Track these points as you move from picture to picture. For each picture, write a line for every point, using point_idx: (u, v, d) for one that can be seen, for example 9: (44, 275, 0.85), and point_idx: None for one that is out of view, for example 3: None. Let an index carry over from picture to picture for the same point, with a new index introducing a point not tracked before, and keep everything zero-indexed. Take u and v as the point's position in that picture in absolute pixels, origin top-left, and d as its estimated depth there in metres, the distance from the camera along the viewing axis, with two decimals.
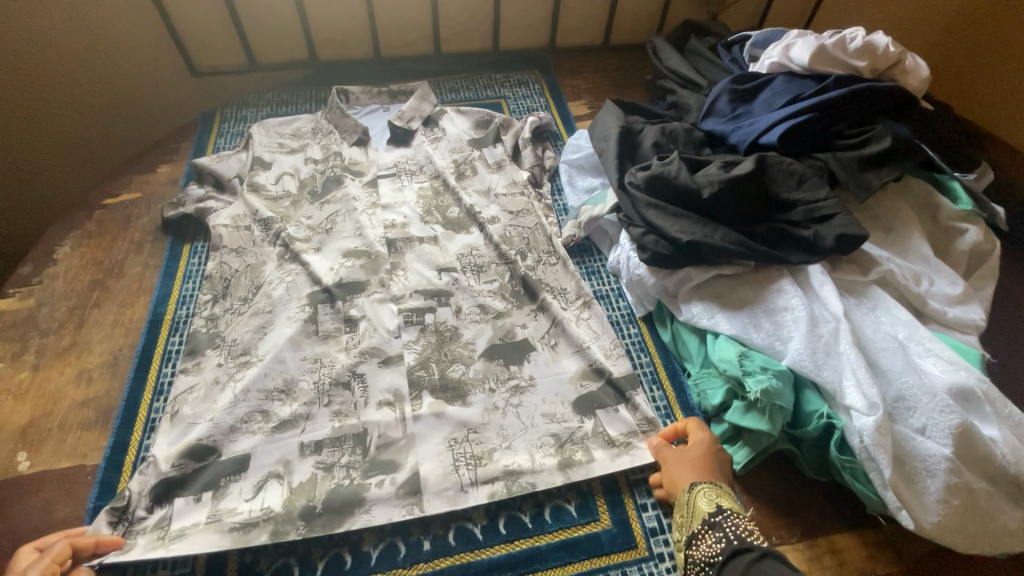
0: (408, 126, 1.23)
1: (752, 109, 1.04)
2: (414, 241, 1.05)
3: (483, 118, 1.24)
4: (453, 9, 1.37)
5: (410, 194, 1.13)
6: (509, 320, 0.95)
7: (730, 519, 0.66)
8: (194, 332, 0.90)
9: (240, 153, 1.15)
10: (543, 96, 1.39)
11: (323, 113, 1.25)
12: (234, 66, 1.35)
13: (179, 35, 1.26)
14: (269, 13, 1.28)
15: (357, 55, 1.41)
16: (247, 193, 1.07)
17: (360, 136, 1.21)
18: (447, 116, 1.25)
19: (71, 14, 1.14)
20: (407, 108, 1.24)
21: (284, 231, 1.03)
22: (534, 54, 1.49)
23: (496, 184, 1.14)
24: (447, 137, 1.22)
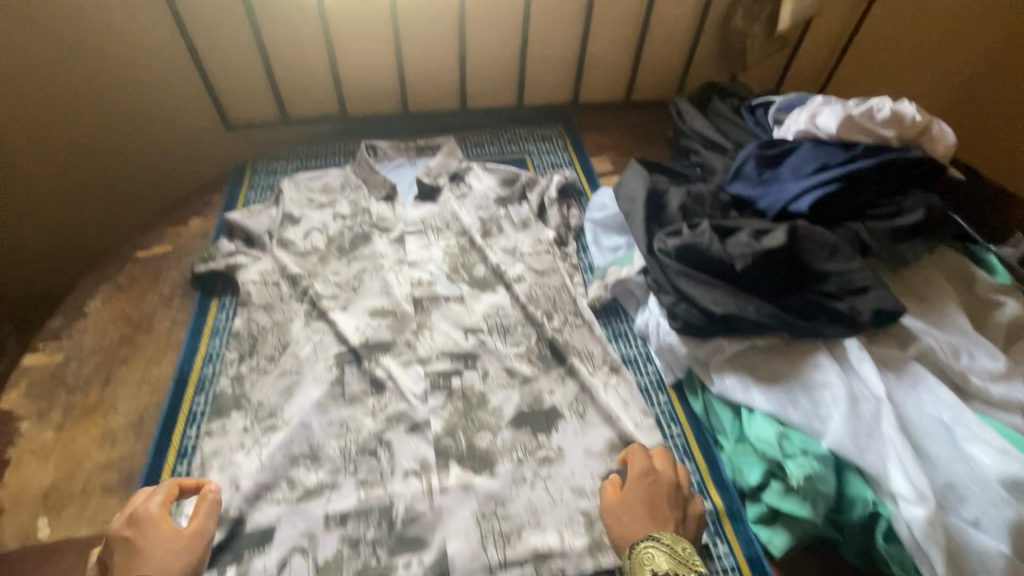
0: (435, 182, 1.25)
1: (779, 175, 1.04)
2: (440, 300, 1.05)
3: (509, 176, 1.26)
4: (480, 67, 1.41)
5: (436, 251, 1.14)
6: (536, 385, 0.94)
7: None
8: (220, 392, 0.90)
9: (270, 209, 1.17)
10: (567, 151, 1.41)
11: (352, 168, 1.28)
12: (267, 119, 1.38)
13: (216, 91, 1.29)
14: (303, 70, 1.32)
15: (386, 109, 1.45)
16: (275, 248, 1.09)
17: (388, 191, 1.23)
18: (473, 172, 1.27)
19: (102, 75, 1.20)
20: (435, 165, 1.26)
21: (310, 288, 1.04)
22: (557, 110, 1.52)
23: (521, 243, 1.15)
24: (473, 194, 1.24)
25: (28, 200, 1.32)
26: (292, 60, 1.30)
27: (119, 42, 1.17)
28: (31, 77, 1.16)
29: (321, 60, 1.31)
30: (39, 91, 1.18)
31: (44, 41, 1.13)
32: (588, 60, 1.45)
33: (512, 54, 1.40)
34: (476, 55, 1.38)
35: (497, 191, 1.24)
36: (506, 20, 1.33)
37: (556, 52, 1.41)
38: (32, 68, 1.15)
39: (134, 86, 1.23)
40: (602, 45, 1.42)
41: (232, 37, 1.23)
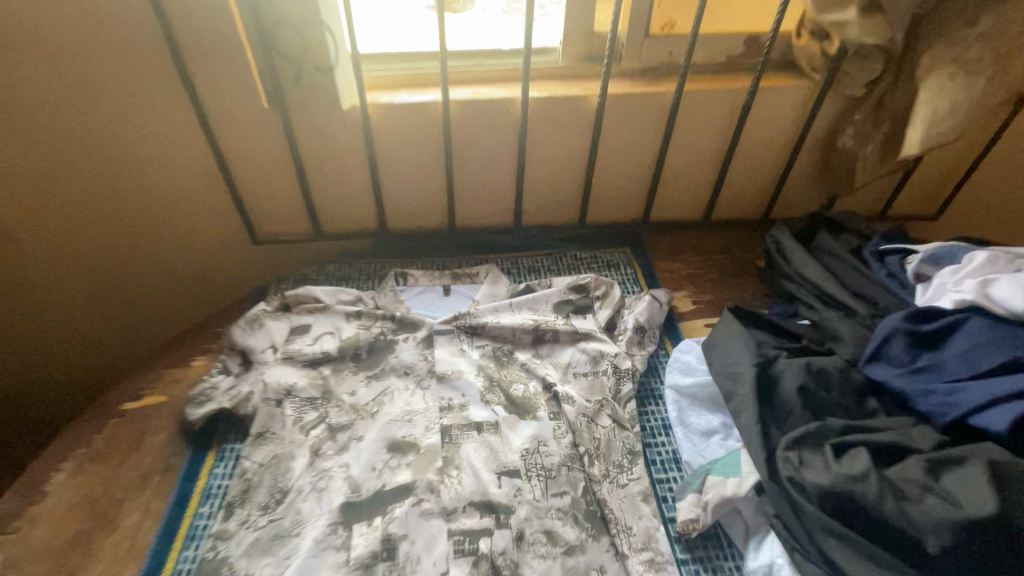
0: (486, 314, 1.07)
1: (942, 363, 0.78)
2: (472, 429, 0.89)
3: (579, 284, 1.10)
4: (540, 183, 1.23)
5: (471, 357, 0.99)
6: (581, 559, 0.76)
7: None
8: (203, 559, 0.74)
9: (281, 321, 1.02)
10: (636, 281, 1.20)
11: (372, 296, 1.10)
12: (297, 235, 1.23)
13: (245, 206, 1.17)
14: (341, 187, 1.18)
15: (429, 225, 1.28)
16: (280, 363, 0.95)
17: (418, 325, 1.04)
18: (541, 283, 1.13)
19: (110, 189, 1.07)
20: (482, 296, 1.11)
21: (327, 419, 0.90)
22: (624, 228, 1.32)
23: (573, 360, 0.99)
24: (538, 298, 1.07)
25: (20, 322, 1.16)
26: (332, 176, 1.16)
27: (137, 152, 1.05)
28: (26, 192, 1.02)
29: (361, 175, 1.16)
30: (53, 206, 1.05)
31: (64, 150, 1.01)
32: (665, 176, 1.25)
33: (577, 170, 1.22)
34: (536, 170, 1.21)
35: (565, 297, 1.08)
36: (574, 135, 1.16)
37: (628, 166, 1.23)
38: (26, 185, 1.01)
39: (145, 201, 1.10)
40: (682, 161, 1.23)
41: (266, 151, 1.10)
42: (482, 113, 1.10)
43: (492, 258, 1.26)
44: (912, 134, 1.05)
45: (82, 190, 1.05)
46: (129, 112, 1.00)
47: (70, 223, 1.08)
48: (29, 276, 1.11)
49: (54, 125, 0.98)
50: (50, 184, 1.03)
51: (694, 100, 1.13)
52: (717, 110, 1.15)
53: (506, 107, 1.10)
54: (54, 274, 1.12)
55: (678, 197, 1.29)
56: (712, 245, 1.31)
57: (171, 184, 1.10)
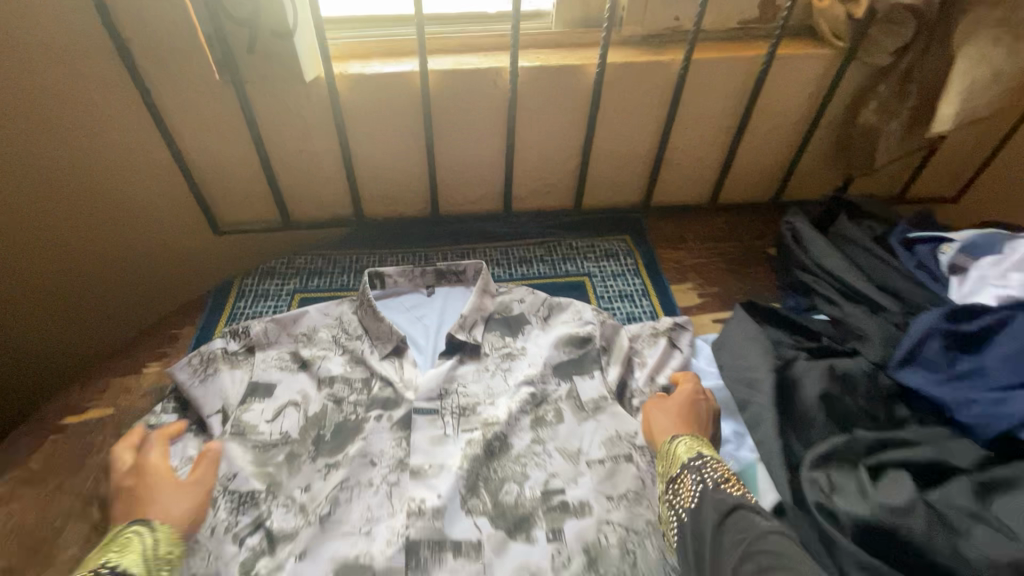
0: (472, 335, 0.93)
1: (983, 363, 0.70)
2: (446, 549, 0.71)
3: (576, 334, 0.93)
4: (531, 165, 1.12)
5: (453, 449, 0.81)
6: None
7: (710, 465, 0.70)
8: None
9: (236, 367, 0.87)
10: (637, 273, 1.11)
11: (353, 308, 0.98)
12: (264, 225, 1.12)
13: (204, 192, 1.04)
14: (309, 165, 1.05)
15: (410, 211, 1.16)
16: (229, 441, 0.78)
17: (396, 345, 0.92)
18: (530, 329, 0.96)
19: (39, 196, 0.94)
20: (468, 311, 0.95)
21: (267, 521, 0.73)
22: (624, 213, 1.22)
23: (585, 443, 0.82)
24: (526, 358, 0.92)
25: None
26: (297, 155, 1.03)
27: (79, 135, 0.91)
28: None
29: (332, 155, 1.04)
30: None
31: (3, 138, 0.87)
32: (669, 158, 1.15)
33: (572, 150, 1.11)
34: (527, 150, 1.10)
35: (560, 355, 0.91)
36: (570, 111, 1.04)
37: (627, 147, 1.12)
38: None
39: (84, 204, 0.98)
40: (687, 139, 1.12)
41: (222, 128, 0.98)
42: (467, 85, 0.98)
43: (478, 249, 1.15)
44: (942, 107, 0.95)
45: (24, 182, 0.92)
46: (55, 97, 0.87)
47: (15, 216, 0.95)
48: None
49: None
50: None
51: (702, 71, 1.02)
52: (729, 82, 1.04)
53: (493, 79, 0.98)
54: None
55: (681, 180, 1.19)
56: (717, 232, 1.21)
57: (111, 181, 0.97)
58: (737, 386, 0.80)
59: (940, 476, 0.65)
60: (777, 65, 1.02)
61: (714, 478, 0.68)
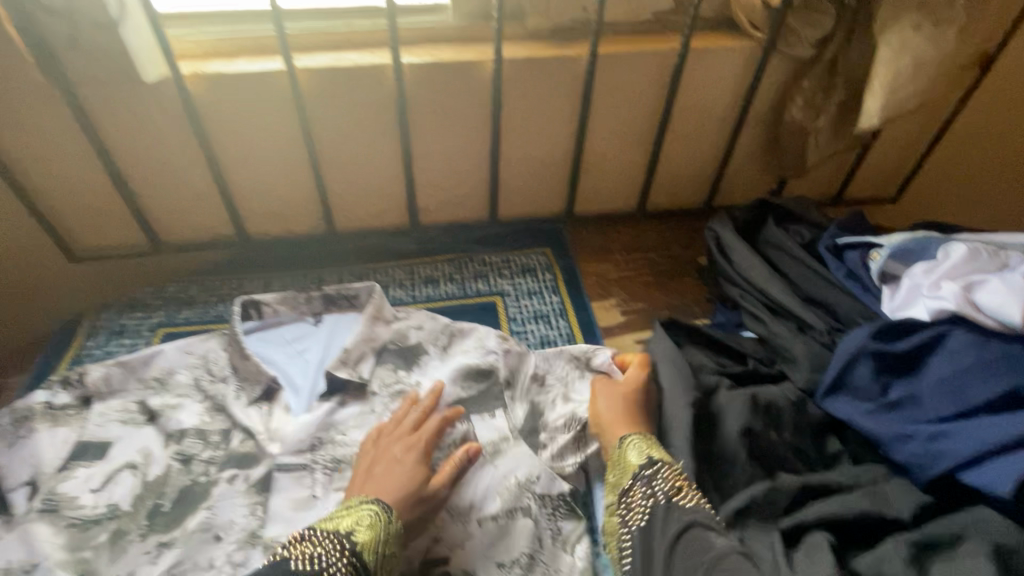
0: (358, 373, 0.81)
1: (917, 391, 0.63)
2: None
3: (479, 366, 0.81)
4: (435, 174, 1.01)
5: (321, 510, 0.69)
6: None
7: (659, 473, 0.63)
8: None
9: (62, 426, 0.72)
10: (556, 289, 1.00)
11: (220, 342, 0.83)
12: (129, 249, 0.97)
13: (45, 213, 0.89)
14: (172, 180, 0.91)
15: (303, 230, 1.03)
16: (35, 521, 0.65)
17: (266, 386, 0.80)
18: (428, 361, 0.84)
19: None
20: (353, 343, 0.82)
21: None
22: (544, 224, 1.11)
23: (479, 496, 0.70)
24: (421, 397, 0.81)
25: None
26: (155, 169, 0.89)
27: None
28: None
29: (198, 168, 0.90)
30: None
31: None
32: (588, 162, 1.05)
33: (479, 157, 1.00)
34: (428, 157, 0.98)
35: (459, 393, 0.79)
36: (471, 113, 0.94)
37: (540, 152, 1.02)
38: None
39: None
40: (606, 142, 1.02)
41: (55, 139, 0.83)
42: (348, 86, 0.86)
43: (381, 269, 1.03)
44: (868, 101, 0.87)
45: None
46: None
47: None
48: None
49: None
50: None
51: (613, 67, 0.92)
52: (644, 78, 0.95)
53: (377, 77, 0.86)
54: None
55: (603, 186, 1.10)
56: (645, 241, 1.12)
57: None
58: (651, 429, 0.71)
59: (873, 531, 0.59)
60: (694, 59, 0.94)
61: (664, 489, 0.61)
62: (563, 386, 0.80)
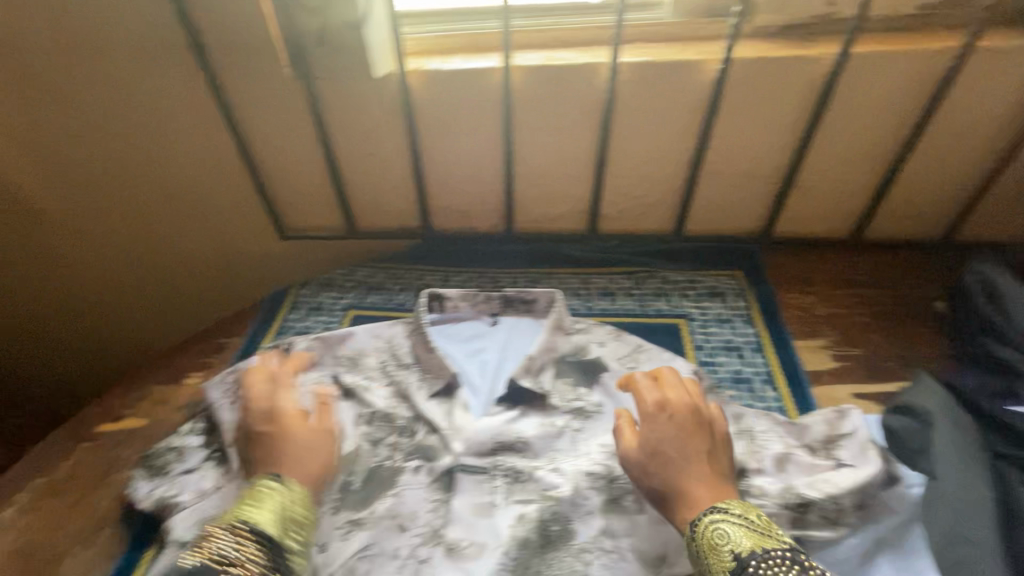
0: (538, 382, 0.79)
1: None
2: None
3: None
4: (625, 180, 0.95)
5: (499, 524, 0.65)
6: None
7: (758, 569, 0.50)
8: None
9: None
10: (751, 320, 0.88)
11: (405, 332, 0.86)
12: (328, 232, 1.04)
13: (269, 192, 0.99)
14: (377, 170, 0.96)
15: (481, 227, 1.04)
16: (246, 479, 0.67)
17: (448, 382, 0.80)
18: (612, 381, 0.78)
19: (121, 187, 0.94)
20: (535, 352, 0.80)
21: None
22: (735, 244, 1.00)
23: (672, 548, 0.62)
24: (603, 419, 0.75)
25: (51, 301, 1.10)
26: (365, 158, 0.94)
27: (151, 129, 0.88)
28: (55, 171, 0.92)
29: (401, 160, 0.94)
30: (78, 182, 0.93)
31: (87, 130, 0.88)
32: (801, 178, 0.92)
33: (677, 165, 0.92)
34: (621, 162, 0.93)
35: None
36: (680, 117, 0.86)
37: (748, 164, 0.91)
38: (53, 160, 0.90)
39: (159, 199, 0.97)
40: (829, 157, 0.89)
41: (289, 126, 0.90)
42: (557, 84, 0.83)
43: (554, 275, 1.00)
44: None
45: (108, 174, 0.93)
46: (136, 98, 0.85)
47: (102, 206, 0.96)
48: (54, 285, 1.07)
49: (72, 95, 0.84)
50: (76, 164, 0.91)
51: (862, 70, 0.79)
52: (895, 85, 0.80)
53: (589, 75, 0.82)
54: (84, 258, 1.03)
55: (814, 207, 0.95)
56: (857, 275, 0.96)
57: (178, 179, 0.94)
58: (875, 506, 0.62)
59: None
60: (977, 63, 0.77)
61: None
62: (767, 444, 0.69)
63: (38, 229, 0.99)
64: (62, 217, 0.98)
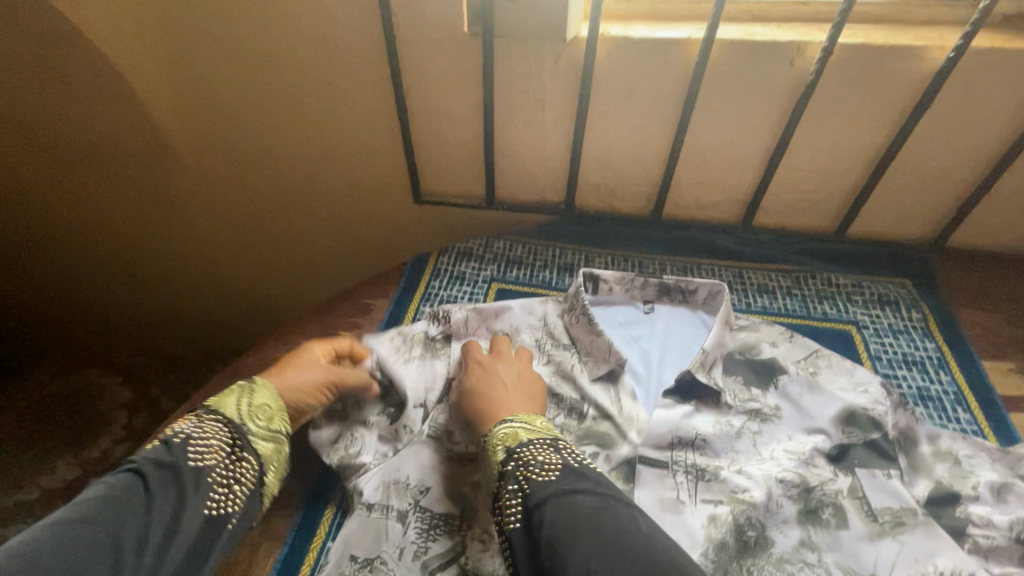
0: (712, 379, 0.73)
1: None
2: None
3: (858, 411, 0.69)
4: (796, 174, 0.89)
5: (690, 523, 0.63)
6: None
7: (530, 453, 0.57)
8: None
9: (433, 356, 0.76)
10: (930, 334, 0.82)
11: (560, 312, 0.83)
12: (466, 200, 1.01)
13: (417, 155, 0.95)
14: (532, 141, 0.92)
15: (627, 209, 0.99)
16: (422, 445, 0.68)
17: (612, 368, 0.76)
18: (791, 385, 0.73)
19: (274, 138, 0.93)
20: (710, 345, 0.75)
21: (461, 556, 0.60)
22: (902, 250, 0.93)
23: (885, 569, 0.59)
24: (783, 423, 0.71)
25: (185, 248, 1.11)
26: (523, 127, 0.90)
27: (313, 80, 0.86)
28: (212, 119, 0.91)
29: (561, 132, 0.90)
30: (233, 131, 0.92)
31: (251, 79, 0.85)
32: (999, 185, 0.85)
33: (859, 161, 0.86)
34: (797, 153, 0.87)
35: (840, 436, 0.68)
36: (879, 109, 0.79)
37: (940, 165, 0.84)
38: (211, 108, 0.89)
39: (306, 153, 0.95)
40: None
41: (452, 87, 0.86)
42: (754, 64, 0.77)
43: (704, 266, 0.95)
44: None
45: (263, 125, 0.91)
46: (306, 47, 0.82)
47: (252, 156, 0.96)
48: (191, 233, 1.08)
49: (242, 41, 0.81)
50: (233, 113, 0.90)
51: None
52: None
53: (792, 57, 0.76)
54: (225, 207, 1.03)
55: (1002, 217, 0.88)
56: None
57: (330, 133, 0.92)
58: None
59: None
60: None
61: (529, 473, 0.55)
62: (978, 470, 0.64)
63: (185, 177, 0.99)
64: (204, 169, 0.98)
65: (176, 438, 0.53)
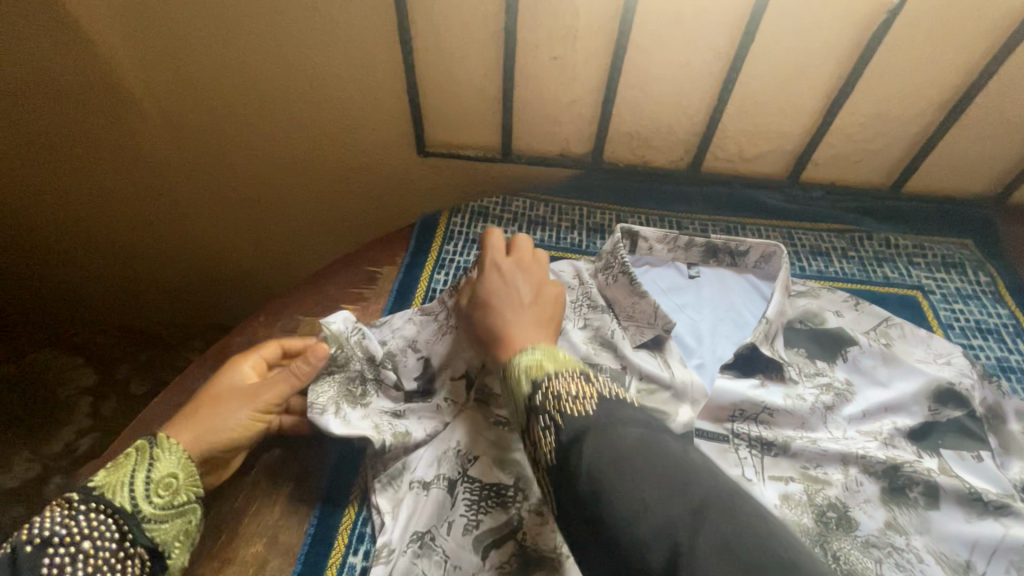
0: (777, 354, 0.63)
1: None
2: None
3: (946, 385, 0.61)
4: (858, 122, 0.79)
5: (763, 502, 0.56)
6: None
7: (557, 385, 0.45)
8: None
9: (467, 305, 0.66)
10: (999, 300, 0.76)
11: (595, 276, 0.73)
12: (478, 152, 0.88)
13: (422, 98, 0.81)
14: (558, 81, 0.79)
15: (661, 163, 0.88)
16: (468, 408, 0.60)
17: (658, 334, 0.67)
18: (865, 358, 0.65)
19: (248, 74, 0.78)
20: (773, 314, 0.64)
21: (519, 532, 0.52)
22: (963, 206, 0.85)
23: (982, 555, 0.52)
24: (858, 399, 0.62)
25: (147, 211, 0.96)
26: (549, 64, 0.77)
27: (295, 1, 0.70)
28: (170, 51, 0.75)
29: (592, 72, 0.77)
30: (198, 66, 0.76)
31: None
32: None
33: (931, 106, 0.76)
34: (862, 97, 0.76)
35: (926, 410, 0.61)
36: (965, 43, 0.69)
37: (1021, 110, 0.75)
38: (168, 35, 0.73)
39: (289, 94, 0.80)
40: None
41: (466, 14, 0.72)
42: None
43: (750, 227, 0.86)
44: None
45: (233, 57, 0.76)
46: None
47: (222, 97, 0.80)
48: (154, 193, 0.93)
49: None
50: (196, 41, 0.74)
51: None
52: None
53: None
54: (193, 161, 0.88)
55: None
56: None
57: (318, 69, 0.77)
58: None
59: None
60: None
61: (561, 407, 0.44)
62: None
63: (140, 123, 0.83)
64: (167, 118, 0.82)
65: (27, 545, 0.44)
